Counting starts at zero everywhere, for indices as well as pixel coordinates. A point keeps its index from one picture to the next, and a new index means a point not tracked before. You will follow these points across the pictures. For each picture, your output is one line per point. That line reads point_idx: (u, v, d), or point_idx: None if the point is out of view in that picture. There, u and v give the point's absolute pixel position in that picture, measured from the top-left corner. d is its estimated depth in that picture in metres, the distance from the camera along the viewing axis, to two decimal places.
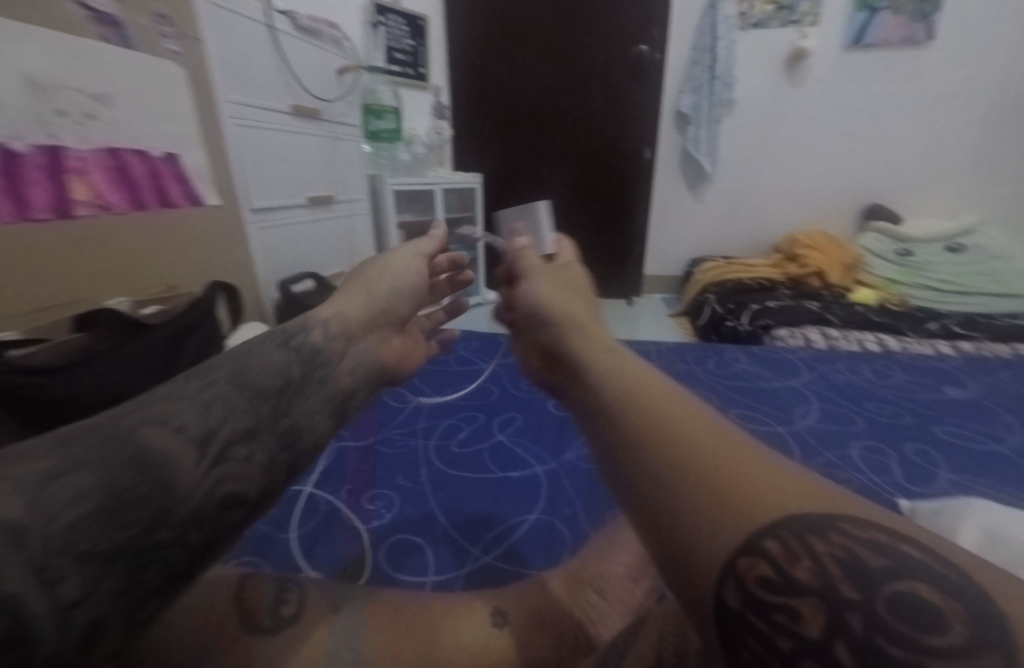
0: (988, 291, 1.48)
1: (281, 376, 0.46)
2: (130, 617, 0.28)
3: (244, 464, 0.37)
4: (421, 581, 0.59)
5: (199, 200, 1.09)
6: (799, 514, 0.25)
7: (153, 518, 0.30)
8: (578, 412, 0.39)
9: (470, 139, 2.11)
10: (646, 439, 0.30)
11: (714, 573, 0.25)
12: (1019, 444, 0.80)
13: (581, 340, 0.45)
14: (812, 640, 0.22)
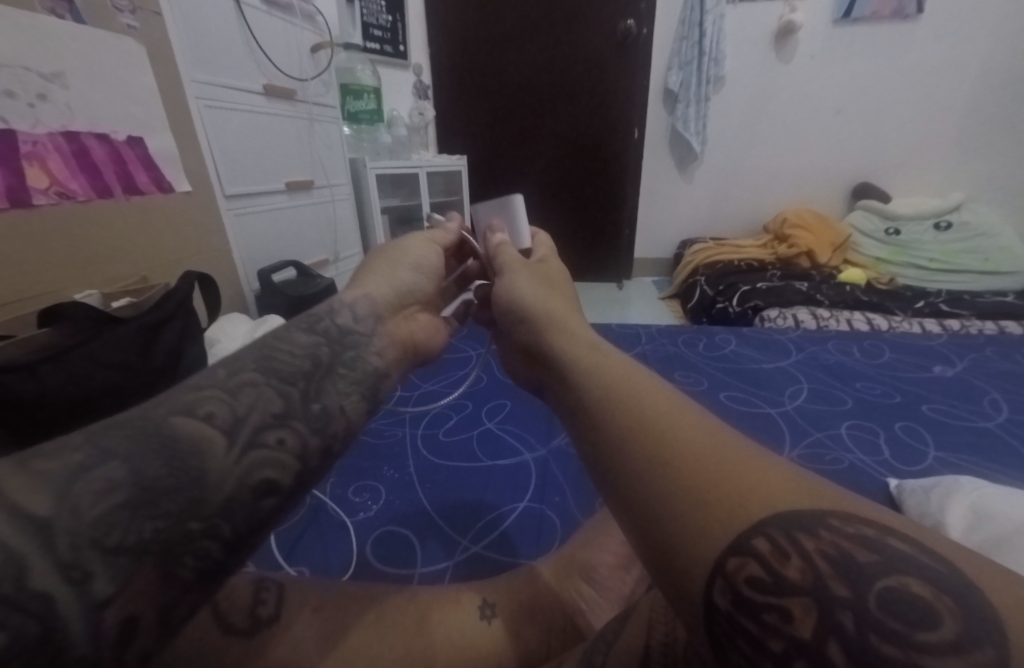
0: (972, 269, 1.50)
1: (307, 359, 0.42)
2: (166, 615, 0.26)
3: (278, 450, 0.34)
4: (409, 574, 0.58)
5: (169, 187, 1.05)
6: (789, 509, 0.23)
7: (180, 510, 0.27)
8: (557, 404, 0.36)
9: (455, 121, 2.06)
10: (627, 434, 0.28)
11: (701, 576, 0.23)
12: (1006, 422, 0.80)
13: (559, 330, 0.42)
14: (804, 641, 0.21)
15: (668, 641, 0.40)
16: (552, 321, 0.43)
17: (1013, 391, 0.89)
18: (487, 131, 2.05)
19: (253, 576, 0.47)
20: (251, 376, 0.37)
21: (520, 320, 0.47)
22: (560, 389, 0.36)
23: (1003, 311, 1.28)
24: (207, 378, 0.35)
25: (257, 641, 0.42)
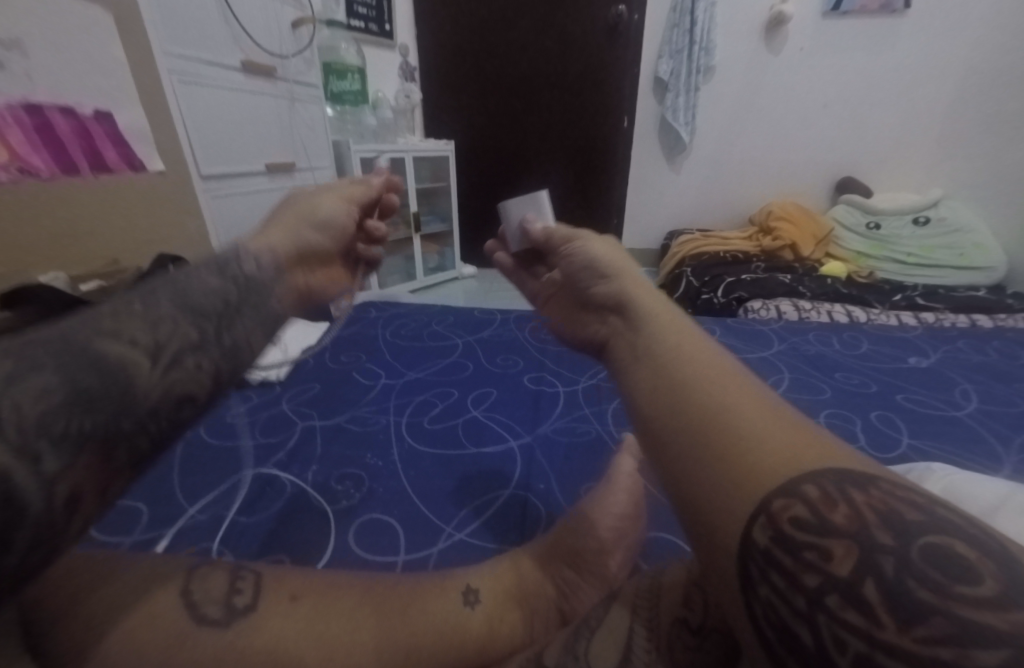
0: (949, 264, 1.54)
1: (218, 298, 0.47)
2: (103, 490, 0.33)
3: (195, 370, 0.41)
4: (392, 561, 0.57)
5: (140, 165, 1.02)
6: (841, 470, 0.28)
7: (118, 409, 0.34)
8: (626, 352, 0.43)
9: (445, 106, 2.04)
10: (698, 392, 0.34)
11: (748, 511, 0.28)
12: (976, 411, 0.82)
13: (639, 289, 0.47)
14: (841, 577, 0.24)
15: (652, 630, 0.41)
16: (620, 289, 0.49)
17: (983, 382, 0.91)
18: (478, 117, 2.03)
19: (229, 565, 0.46)
20: (164, 306, 0.42)
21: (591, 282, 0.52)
22: (635, 339, 0.43)
23: (976, 305, 1.31)
24: (120, 302, 0.40)
25: (235, 631, 0.41)
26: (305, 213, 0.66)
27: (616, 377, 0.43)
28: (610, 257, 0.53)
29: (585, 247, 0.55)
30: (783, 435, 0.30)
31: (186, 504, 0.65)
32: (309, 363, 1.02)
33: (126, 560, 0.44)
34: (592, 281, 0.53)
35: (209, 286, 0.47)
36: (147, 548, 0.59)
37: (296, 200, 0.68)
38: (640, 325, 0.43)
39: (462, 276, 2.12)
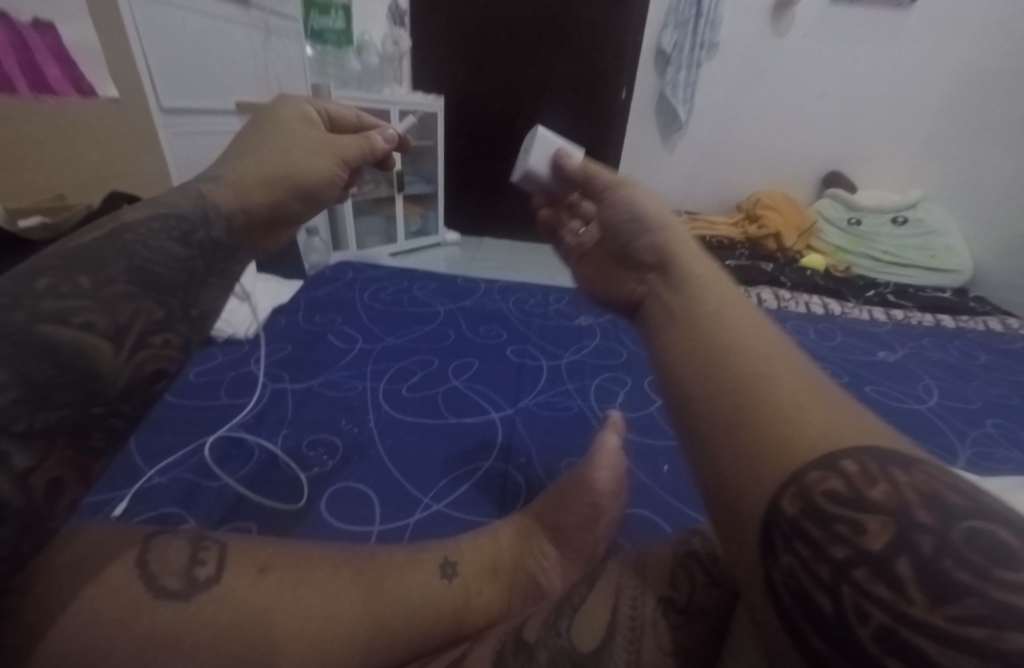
0: (920, 265, 1.61)
1: (184, 268, 0.40)
2: (79, 476, 0.31)
3: (165, 349, 0.36)
4: (367, 531, 0.55)
5: (89, 90, 0.90)
6: (883, 448, 0.27)
7: (80, 399, 0.31)
8: (664, 312, 0.44)
9: (435, 59, 1.93)
10: (742, 357, 0.34)
11: (778, 480, 0.27)
12: (937, 406, 0.86)
13: (682, 249, 0.48)
14: (872, 553, 0.23)
15: (637, 606, 0.39)
16: (661, 248, 0.49)
17: (946, 379, 0.95)
18: (471, 75, 1.94)
19: (191, 533, 0.43)
20: (120, 278, 0.35)
21: (636, 233, 0.53)
22: (675, 300, 0.44)
23: (942, 305, 1.36)
24: (64, 266, 0.34)
25: (195, 604, 0.38)
26: (314, 146, 0.63)
27: (651, 335, 0.44)
28: (656, 211, 0.53)
29: (628, 200, 0.56)
30: (823, 405, 0.30)
31: (145, 465, 0.61)
32: (281, 322, 0.96)
33: (68, 531, 0.39)
34: (633, 237, 0.53)
35: (164, 243, 0.40)
36: (99, 511, 0.54)
37: (304, 126, 0.65)
38: (681, 286, 0.44)
39: (445, 242, 2.06)
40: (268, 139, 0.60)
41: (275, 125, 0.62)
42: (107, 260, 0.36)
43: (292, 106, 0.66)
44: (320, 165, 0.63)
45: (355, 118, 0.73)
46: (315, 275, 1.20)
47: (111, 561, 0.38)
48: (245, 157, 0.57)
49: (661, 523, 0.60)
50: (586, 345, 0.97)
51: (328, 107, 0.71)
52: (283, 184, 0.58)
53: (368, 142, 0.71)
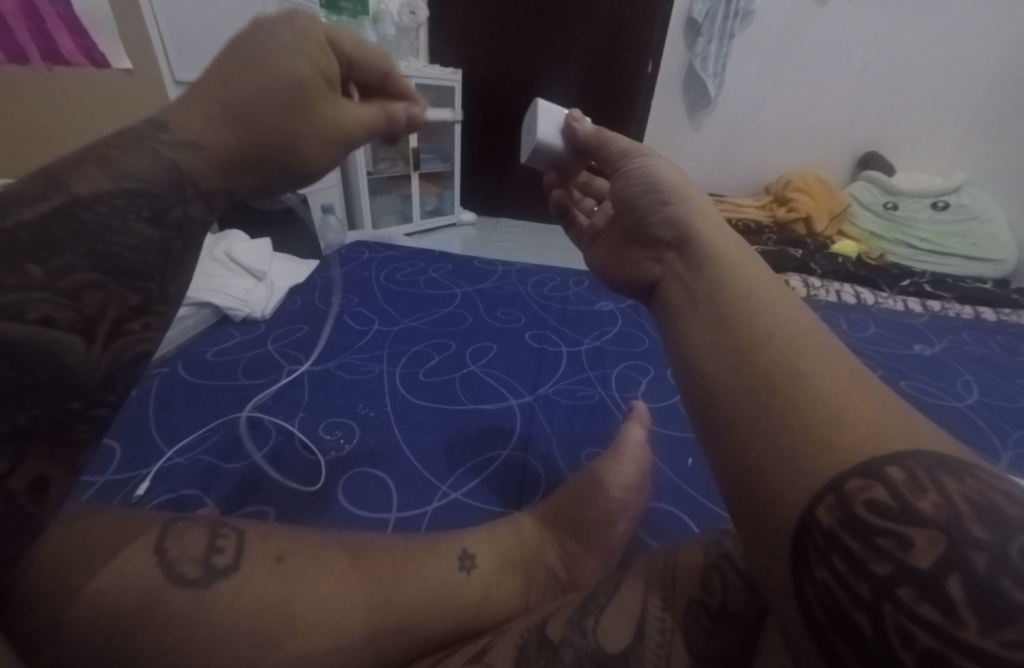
0: (962, 254, 1.54)
1: (160, 251, 0.40)
2: (67, 463, 0.33)
3: (143, 334, 0.38)
4: (384, 519, 0.54)
5: (103, 62, 0.88)
6: (936, 453, 0.23)
7: (54, 395, 0.32)
8: (684, 295, 0.38)
9: (454, 30, 1.86)
10: (772, 349, 0.29)
11: (812, 488, 0.24)
12: (977, 404, 0.82)
13: (703, 221, 0.41)
14: (918, 571, 0.20)
15: (666, 612, 0.37)
16: (681, 220, 0.43)
17: (985, 375, 0.91)
18: (491, 49, 1.88)
19: (209, 521, 0.42)
20: (81, 267, 0.35)
21: (648, 205, 0.46)
22: (696, 282, 0.38)
23: (982, 297, 1.30)
24: (20, 254, 0.32)
25: (213, 593, 0.37)
26: (324, 125, 0.48)
27: (668, 323, 0.39)
28: (675, 180, 0.46)
29: (639, 171, 0.49)
30: (869, 405, 0.25)
31: (163, 445, 0.60)
32: (297, 302, 0.95)
33: (79, 511, 0.38)
34: (647, 209, 0.46)
35: (135, 224, 0.38)
36: (119, 490, 0.54)
37: (318, 88, 0.47)
38: (701, 265, 0.38)
39: (460, 222, 2.01)
40: (268, 112, 0.44)
41: (281, 89, 0.44)
42: (62, 244, 0.34)
43: (304, 42, 0.46)
44: (318, 151, 0.50)
45: (385, 67, 0.54)
46: (331, 254, 1.18)
47: (128, 546, 0.37)
48: (233, 137, 0.43)
49: (686, 521, 0.58)
50: (607, 332, 0.94)
51: (358, 48, 0.50)
52: (275, 170, 0.47)
53: (393, 115, 0.56)
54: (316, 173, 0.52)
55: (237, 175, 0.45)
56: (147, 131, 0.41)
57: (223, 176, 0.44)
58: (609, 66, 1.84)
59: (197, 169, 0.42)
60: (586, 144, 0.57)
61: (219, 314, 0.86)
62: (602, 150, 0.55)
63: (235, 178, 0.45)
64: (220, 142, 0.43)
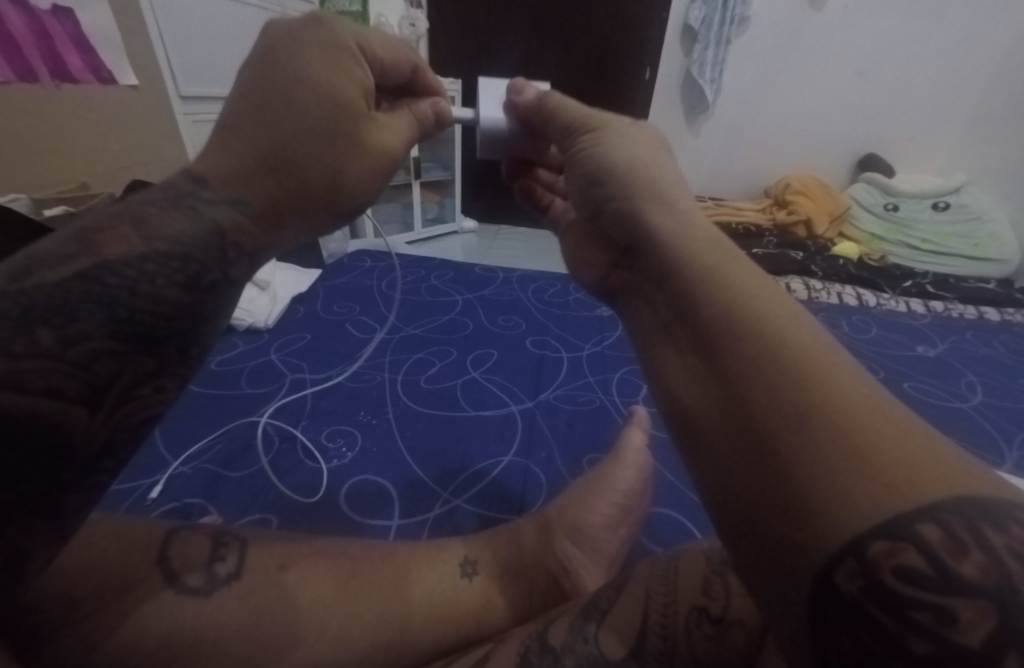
0: (962, 253, 1.53)
1: (188, 314, 0.33)
2: (62, 529, 0.27)
3: (154, 397, 0.32)
4: (387, 526, 0.54)
5: (110, 80, 0.90)
6: (969, 498, 0.19)
7: (47, 470, 0.26)
8: (658, 310, 0.33)
9: (452, 40, 1.88)
10: (765, 374, 0.24)
11: (827, 553, 0.20)
12: (981, 405, 0.81)
13: (664, 218, 0.36)
14: (966, 650, 0.17)
15: (667, 616, 0.37)
16: (638, 219, 0.38)
17: (990, 376, 0.90)
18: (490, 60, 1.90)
19: (211, 530, 0.42)
20: (97, 335, 0.28)
21: (608, 193, 0.42)
22: (665, 292, 0.33)
23: (985, 297, 1.29)
24: (26, 317, 0.26)
25: (216, 601, 0.37)
26: (368, 149, 0.42)
27: (642, 341, 0.34)
28: (635, 170, 0.41)
29: (604, 156, 0.42)
30: (888, 439, 0.21)
31: (169, 455, 0.61)
32: (300, 311, 0.96)
33: (93, 523, 0.38)
34: (605, 205, 0.42)
35: (165, 288, 0.32)
36: (125, 499, 0.55)
37: (357, 107, 0.41)
38: (684, 266, 0.32)
39: (461, 230, 2.02)
40: (305, 147, 0.39)
41: (319, 118, 0.39)
42: (80, 311, 0.28)
43: (335, 55, 0.40)
44: (371, 185, 0.44)
45: (413, 61, 0.47)
46: (332, 263, 1.19)
47: (133, 558, 0.37)
48: (273, 185, 0.39)
49: (689, 526, 0.58)
50: (607, 337, 0.94)
51: (385, 49, 0.43)
52: (333, 225, 0.44)
53: (419, 113, 0.48)
54: (365, 203, 0.46)
55: (284, 225, 0.40)
56: (187, 187, 0.37)
57: (266, 232, 0.39)
58: (607, 74, 1.85)
59: (241, 228, 0.37)
60: (530, 117, 0.52)
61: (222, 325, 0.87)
62: (548, 123, 0.49)
63: (283, 228, 0.40)
64: (265, 198, 0.38)
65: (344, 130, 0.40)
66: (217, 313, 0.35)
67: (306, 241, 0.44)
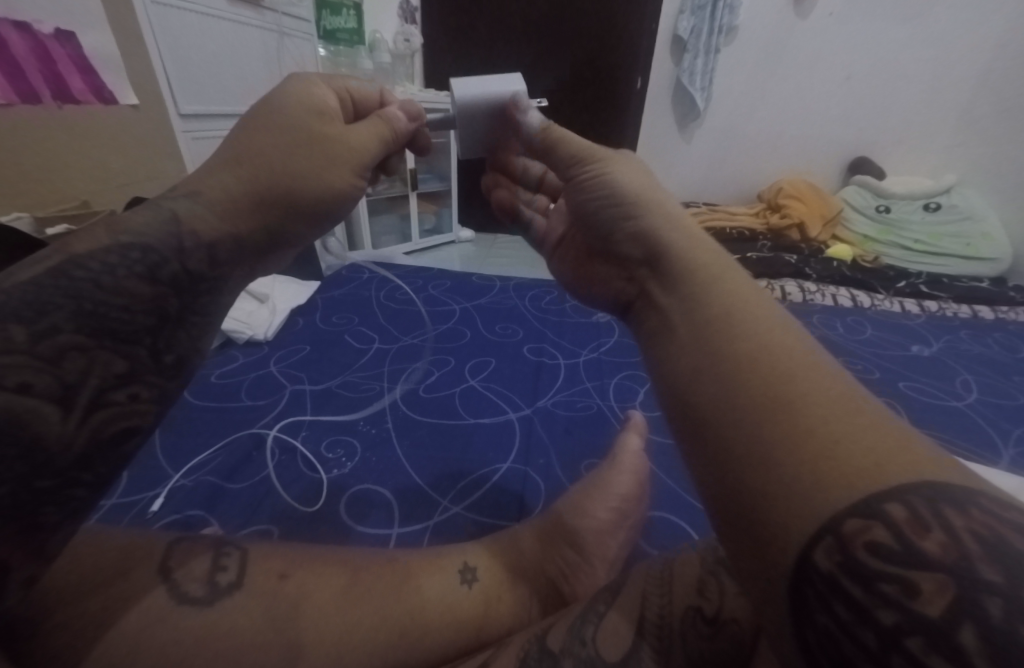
0: (954, 253, 1.54)
1: (152, 309, 0.35)
2: (40, 545, 0.28)
3: (128, 404, 0.33)
4: (386, 534, 0.55)
5: (111, 100, 0.92)
6: (931, 482, 0.20)
7: (23, 474, 0.27)
8: (663, 318, 0.34)
9: (447, 55, 1.92)
10: (754, 374, 0.26)
11: (806, 532, 0.21)
12: (976, 403, 0.82)
13: (675, 235, 0.37)
14: (928, 621, 0.17)
15: (664, 614, 0.38)
16: (646, 234, 0.39)
17: (985, 374, 0.91)
18: (485, 71, 1.93)
19: (213, 540, 0.43)
20: (67, 329, 0.30)
21: (610, 212, 0.43)
22: (670, 302, 0.34)
23: (978, 295, 1.30)
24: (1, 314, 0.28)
25: (217, 611, 0.38)
26: (327, 149, 0.47)
27: (647, 343, 0.35)
28: (639, 188, 0.42)
29: (613, 177, 0.43)
30: (861, 430, 0.22)
31: (170, 468, 0.61)
32: (299, 323, 0.97)
33: (93, 533, 0.39)
34: (612, 226, 0.43)
35: (126, 280, 0.34)
36: (127, 511, 0.55)
37: (315, 117, 0.47)
38: (679, 287, 0.34)
39: (459, 240, 2.03)
40: (264, 146, 0.44)
41: (280, 124, 0.45)
42: (51, 306, 0.30)
43: (302, 86, 0.48)
44: (330, 180, 0.47)
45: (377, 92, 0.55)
46: (331, 275, 1.20)
47: (137, 569, 0.38)
48: (234, 178, 0.43)
49: (687, 529, 0.58)
50: (605, 343, 0.95)
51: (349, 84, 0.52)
52: (299, 220, 0.47)
53: (391, 123, 0.53)
54: (331, 204, 0.49)
55: (247, 217, 0.43)
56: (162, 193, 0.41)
57: (228, 221, 0.41)
58: (600, 85, 1.88)
59: (197, 217, 0.39)
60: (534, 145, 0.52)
61: (223, 338, 0.88)
62: (551, 154, 0.50)
63: (247, 214, 0.43)
64: (222, 187, 0.42)
65: (304, 135, 0.46)
66: (184, 313, 0.37)
67: (281, 237, 0.46)
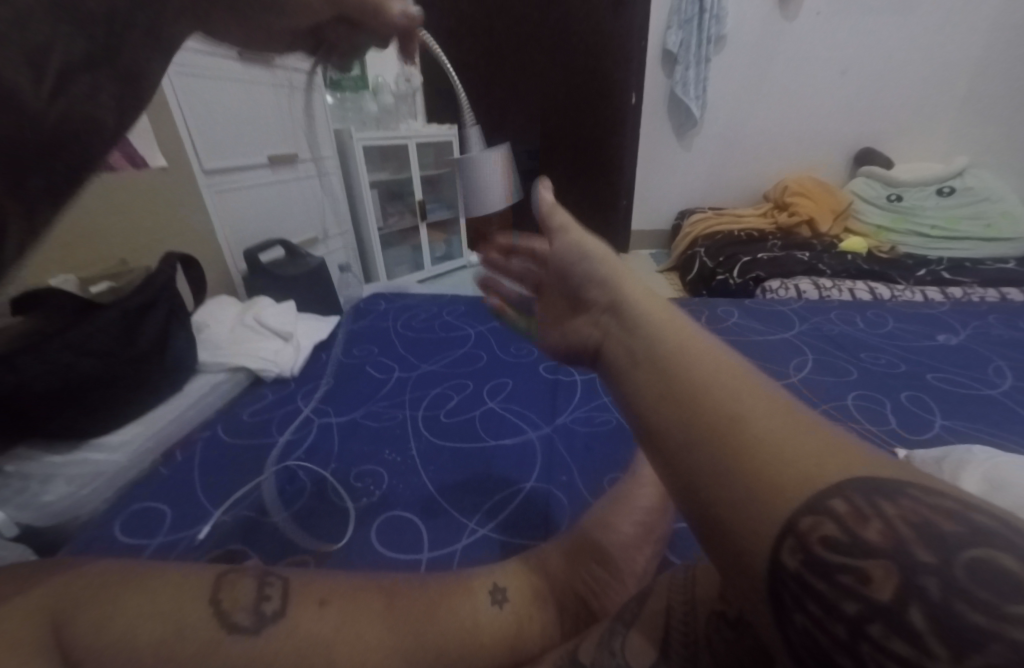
0: (976, 236, 1.48)
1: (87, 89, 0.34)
2: None
3: None
4: (416, 559, 0.56)
5: (142, 164, 0.99)
6: (865, 476, 0.22)
7: None
8: (619, 355, 0.35)
9: (446, 89, 1.99)
10: (705, 400, 0.27)
11: (769, 536, 0.23)
12: (1012, 390, 0.79)
13: (629, 284, 0.40)
14: (882, 605, 0.19)
15: (688, 624, 0.37)
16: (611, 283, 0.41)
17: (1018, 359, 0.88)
18: (485, 100, 1.99)
19: (257, 570, 0.45)
20: None
21: (584, 270, 0.44)
22: (626, 339, 0.35)
23: (1005, 277, 1.26)
24: None
25: (264, 639, 0.40)
26: None
27: (611, 381, 0.35)
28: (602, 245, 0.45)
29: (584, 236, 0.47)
30: (802, 440, 0.24)
31: (211, 506, 0.64)
32: (322, 357, 1.01)
33: (155, 567, 0.42)
34: (582, 277, 0.44)
35: None
36: (175, 547, 0.58)
37: None
38: (633, 326, 0.35)
39: (470, 265, 2.07)
40: None
41: None
42: None
43: None
44: None
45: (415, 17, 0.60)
46: (349, 309, 1.24)
47: (191, 595, 0.40)
48: None
49: None
50: None
51: None
52: None
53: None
54: None
55: None
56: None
57: None
58: (597, 103, 1.92)
59: None
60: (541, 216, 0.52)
61: (252, 377, 0.92)
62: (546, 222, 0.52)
63: None
64: None
65: None
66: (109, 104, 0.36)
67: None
